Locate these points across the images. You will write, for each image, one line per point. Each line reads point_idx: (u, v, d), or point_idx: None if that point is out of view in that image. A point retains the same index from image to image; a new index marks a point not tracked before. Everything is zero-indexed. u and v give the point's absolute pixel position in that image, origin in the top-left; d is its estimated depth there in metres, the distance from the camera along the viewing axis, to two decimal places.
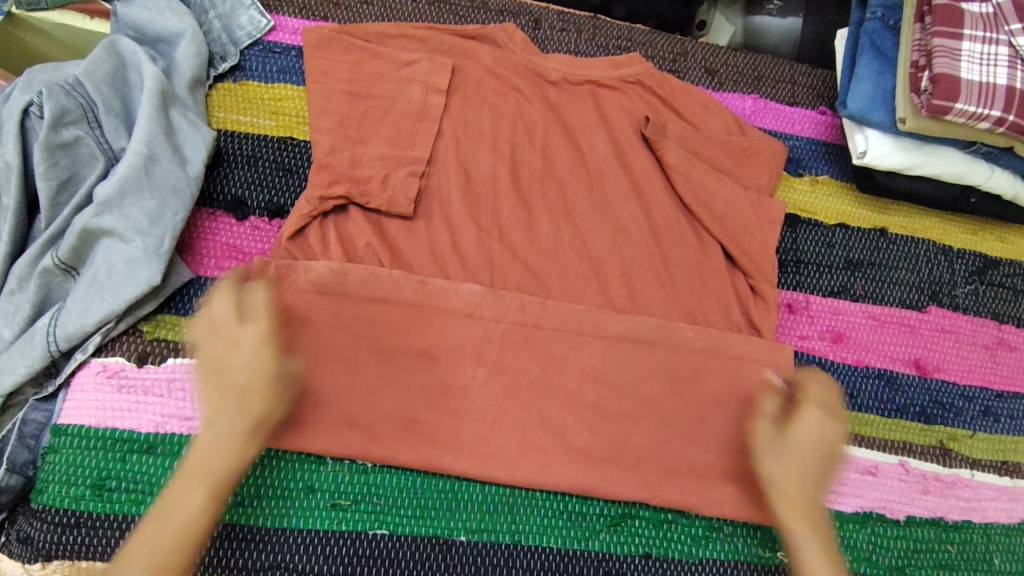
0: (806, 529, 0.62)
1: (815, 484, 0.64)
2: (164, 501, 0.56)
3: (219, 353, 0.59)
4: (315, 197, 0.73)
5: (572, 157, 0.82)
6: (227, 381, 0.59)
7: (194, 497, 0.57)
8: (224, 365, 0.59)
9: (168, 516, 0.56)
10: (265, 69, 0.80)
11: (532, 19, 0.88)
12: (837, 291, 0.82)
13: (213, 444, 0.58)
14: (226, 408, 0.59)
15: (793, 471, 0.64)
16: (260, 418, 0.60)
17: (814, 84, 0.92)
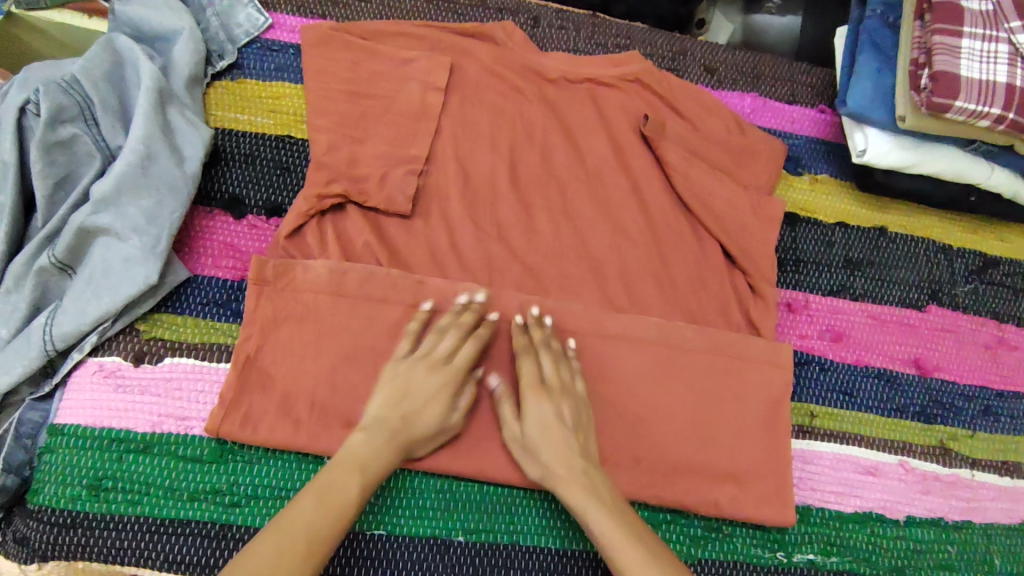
0: (586, 512, 0.62)
1: (596, 483, 0.64)
2: (327, 481, 0.59)
3: (420, 388, 0.65)
4: (313, 195, 0.72)
5: (572, 156, 0.81)
6: (419, 415, 0.65)
7: (348, 495, 0.59)
8: (425, 397, 0.65)
9: (329, 497, 0.58)
10: (262, 67, 0.80)
11: (530, 18, 0.88)
12: (837, 290, 0.82)
13: (367, 465, 0.61)
14: (386, 428, 0.63)
15: (555, 456, 0.65)
16: (411, 436, 0.65)
17: (813, 83, 0.91)
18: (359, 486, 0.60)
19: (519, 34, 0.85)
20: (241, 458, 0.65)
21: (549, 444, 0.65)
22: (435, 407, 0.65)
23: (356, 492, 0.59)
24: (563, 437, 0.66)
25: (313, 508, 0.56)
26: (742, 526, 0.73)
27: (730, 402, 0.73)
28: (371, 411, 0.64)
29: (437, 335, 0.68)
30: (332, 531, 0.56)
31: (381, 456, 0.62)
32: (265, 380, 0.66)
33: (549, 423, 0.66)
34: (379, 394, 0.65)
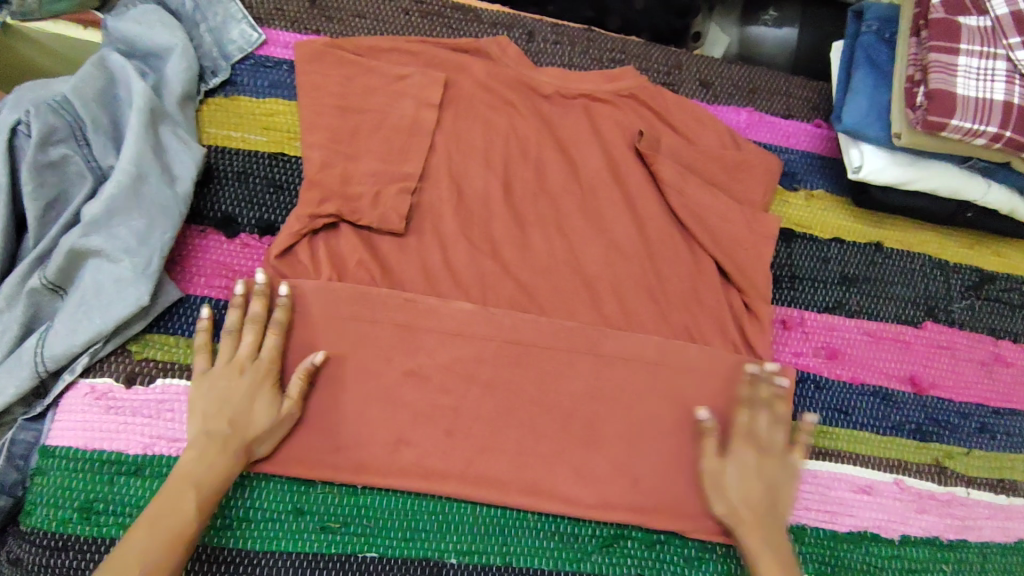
0: (759, 560, 0.66)
1: (772, 528, 0.68)
2: (159, 508, 0.59)
3: (232, 393, 0.64)
4: (305, 215, 0.72)
5: (566, 172, 0.81)
6: (246, 418, 0.64)
7: (179, 515, 0.59)
8: (227, 403, 0.64)
9: (165, 522, 0.59)
10: (256, 83, 0.80)
11: (525, 32, 0.88)
12: (832, 307, 0.82)
13: (202, 479, 0.61)
14: (205, 442, 0.62)
15: (736, 502, 0.68)
16: (233, 433, 0.64)
17: (809, 97, 0.91)
18: (195, 503, 0.60)
19: (513, 49, 0.84)
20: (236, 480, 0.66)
21: (746, 490, 0.68)
22: (265, 411, 0.65)
23: (192, 510, 0.60)
24: (761, 486, 0.69)
25: (144, 539, 0.57)
26: (735, 547, 0.73)
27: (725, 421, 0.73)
28: (200, 414, 0.63)
29: (231, 341, 0.66)
30: (165, 554, 0.57)
31: (216, 467, 0.62)
32: None
33: (749, 470, 0.69)
34: (201, 401, 0.64)
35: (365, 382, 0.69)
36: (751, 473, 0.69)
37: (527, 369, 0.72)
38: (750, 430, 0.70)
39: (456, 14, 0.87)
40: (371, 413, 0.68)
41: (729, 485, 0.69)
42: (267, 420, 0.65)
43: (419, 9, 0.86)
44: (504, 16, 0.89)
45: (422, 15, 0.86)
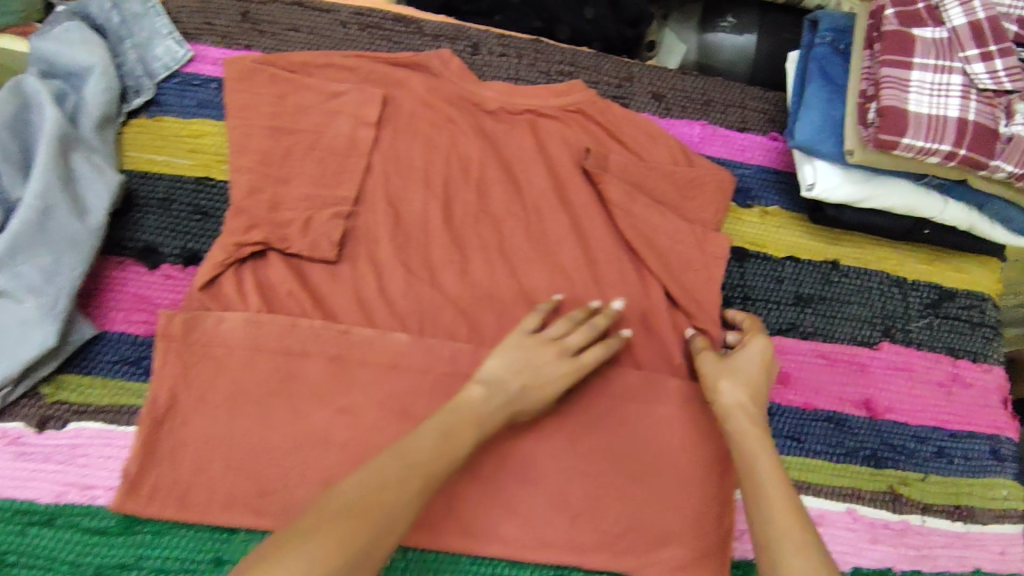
0: (754, 445, 0.62)
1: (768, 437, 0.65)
2: (454, 426, 0.62)
3: (549, 370, 0.66)
4: (231, 243, 0.69)
5: (510, 192, 0.78)
6: (535, 391, 0.66)
7: (460, 443, 0.61)
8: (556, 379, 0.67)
9: (455, 443, 0.61)
10: (183, 103, 0.76)
11: (470, 44, 0.84)
12: (786, 329, 0.79)
13: (480, 417, 0.63)
14: (501, 390, 0.65)
15: (742, 388, 0.66)
16: (507, 409, 0.65)
17: (765, 108, 0.88)
18: (472, 436, 0.62)
19: (455, 62, 0.81)
20: (151, 529, 0.64)
21: (751, 376, 0.68)
22: (544, 388, 0.66)
23: (466, 442, 0.62)
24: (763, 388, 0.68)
25: (430, 442, 0.60)
26: None
27: (668, 453, 0.71)
28: (488, 367, 0.66)
29: (569, 324, 0.69)
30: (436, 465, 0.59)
31: (489, 417, 0.64)
32: (175, 449, 0.64)
33: (760, 368, 0.69)
34: (503, 357, 0.66)
35: (293, 422, 0.66)
36: (759, 374, 0.68)
37: None
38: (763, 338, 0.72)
39: (396, 26, 0.83)
40: (298, 454, 0.66)
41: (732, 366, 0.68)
42: (537, 399, 0.67)
43: (357, 22, 0.82)
44: (447, 27, 0.85)
45: (360, 28, 0.82)
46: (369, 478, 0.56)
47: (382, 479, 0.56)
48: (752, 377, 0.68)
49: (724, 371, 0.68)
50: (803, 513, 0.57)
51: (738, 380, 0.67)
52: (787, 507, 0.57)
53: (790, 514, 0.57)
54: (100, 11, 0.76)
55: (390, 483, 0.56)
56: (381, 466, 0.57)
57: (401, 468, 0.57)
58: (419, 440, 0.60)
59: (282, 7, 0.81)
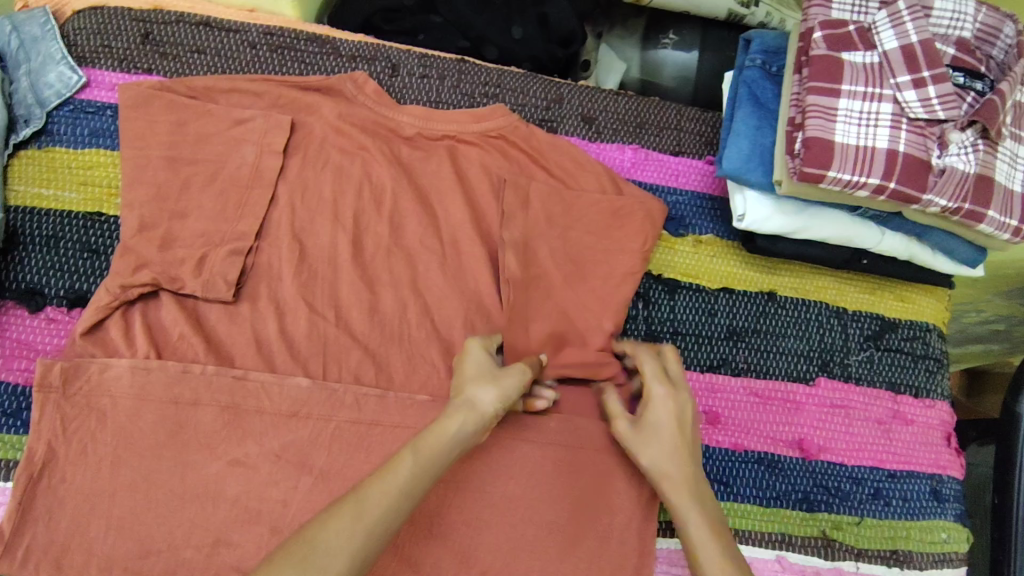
0: (689, 520, 0.61)
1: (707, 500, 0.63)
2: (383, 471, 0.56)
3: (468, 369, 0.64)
4: (117, 284, 0.65)
5: (424, 225, 0.74)
6: (466, 379, 0.63)
7: (400, 476, 0.56)
8: (485, 373, 0.63)
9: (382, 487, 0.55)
10: (74, 133, 0.72)
11: (389, 65, 0.80)
12: (717, 365, 0.76)
13: (418, 442, 0.58)
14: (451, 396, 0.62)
15: (663, 458, 0.63)
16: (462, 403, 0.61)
17: (702, 131, 0.84)
18: (411, 462, 0.57)
19: (371, 86, 0.76)
20: None
21: (666, 432, 0.64)
22: (472, 373, 0.63)
23: (409, 470, 0.56)
24: (684, 443, 0.64)
25: (409, 468, 0.56)
26: None
27: (585, 500, 0.68)
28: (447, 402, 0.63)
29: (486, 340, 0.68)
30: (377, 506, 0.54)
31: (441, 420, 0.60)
32: (51, 508, 0.61)
33: (678, 419, 0.65)
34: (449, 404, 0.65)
35: (181, 475, 0.62)
36: (674, 427, 0.64)
37: (369, 453, 0.65)
38: (664, 372, 0.67)
39: (310, 47, 0.79)
40: (187, 511, 0.62)
41: (647, 433, 0.64)
42: (483, 383, 0.62)
43: (267, 42, 0.78)
44: (365, 46, 0.80)
45: (271, 49, 0.78)
46: (355, 516, 0.53)
47: (368, 518, 0.53)
48: (669, 435, 0.64)
49: (642, 444, 0.64)
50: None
51: (658, 445, 0.64)
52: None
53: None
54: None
55: (369, 524, 0.53)
56: (369, 500, 0.54)
57: (387, 504, 0.54)
58: (398, 469, 0.56)
59: (186, 28, 0.77)
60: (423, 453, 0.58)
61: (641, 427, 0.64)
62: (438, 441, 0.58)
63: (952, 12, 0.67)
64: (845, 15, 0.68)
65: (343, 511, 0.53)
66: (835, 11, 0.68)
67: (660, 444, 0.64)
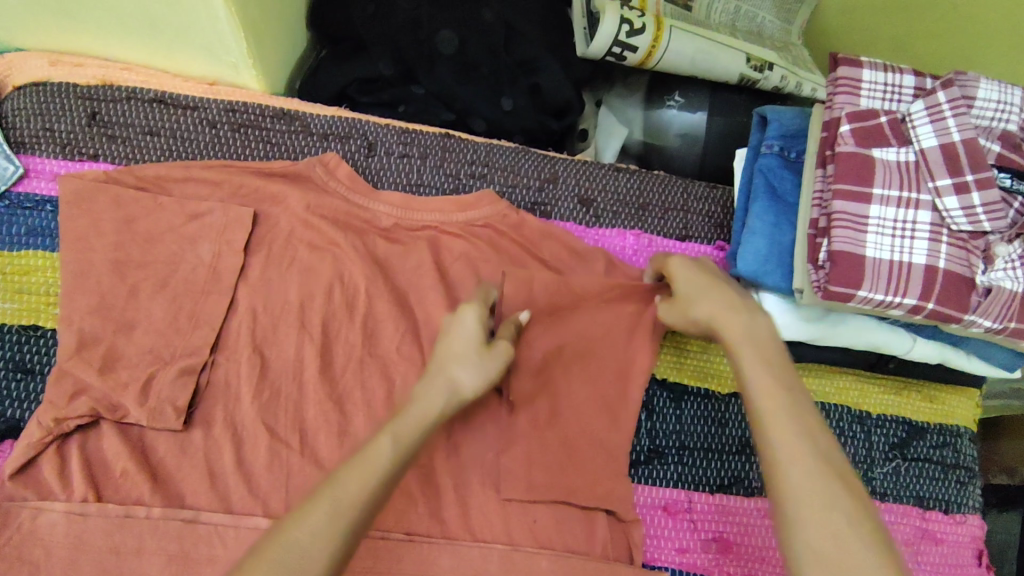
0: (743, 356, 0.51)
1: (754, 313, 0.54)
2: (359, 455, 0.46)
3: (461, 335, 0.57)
4: (49, 417, 0.58)
5: (402, 331, 0.66)
6: (454, 357, 0.55)
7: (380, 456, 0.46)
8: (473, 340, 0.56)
9: (360, 472, 0.45)
10: (8, 232, 0.64)
11: (365, 143, 0.72)
12: (728, 484, 0.69)
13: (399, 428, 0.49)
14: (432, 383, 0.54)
15: (706, 306, 0.56)
16: (450, 390, 0.54)
17: (711, 211, 0.76)
18: (391, 448, 0.47)
19: (342, 172, 0.69)
20: None
21: (695, 278, 0.58)
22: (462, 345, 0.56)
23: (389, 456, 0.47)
24: (715, 285, 0.57)
25: (389, 445, 0.47)
26: None
27: None
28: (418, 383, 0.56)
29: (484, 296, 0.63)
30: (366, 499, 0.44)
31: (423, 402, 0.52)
32: None
33: (701, 273, 0.59)
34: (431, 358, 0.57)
35: None
36: (703, 278, 0.58)
37: None
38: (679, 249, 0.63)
39: (277, 125, 0.71)
40: None
41: (679, 297, 0.59)
42: (468, 367, 0.55)
43: (229, 121, 0.71)
44: (338, 123, 0.73)
45: (233, 128, 0.71)
46: (334, 506, 0.43)
47: (345, 509, 0.43)
48: (699, 282, 0.58)
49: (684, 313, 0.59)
50: (807, 410, 0.47)
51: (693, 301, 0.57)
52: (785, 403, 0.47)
53: (788, 416, 0.46)
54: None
55: (351, 518, 0.43)
56: (345, 491, 0.44)
57: (363, 498, 0.44)
58: (375, 454, 0.47)
59: (137, 106, 0.69)
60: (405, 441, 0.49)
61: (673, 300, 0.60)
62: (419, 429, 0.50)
63: (997, 104, 0.58)
64: (875, 103, 0.61)
65: (319, 499, 0.43)
66: (865, 99, 0.61)
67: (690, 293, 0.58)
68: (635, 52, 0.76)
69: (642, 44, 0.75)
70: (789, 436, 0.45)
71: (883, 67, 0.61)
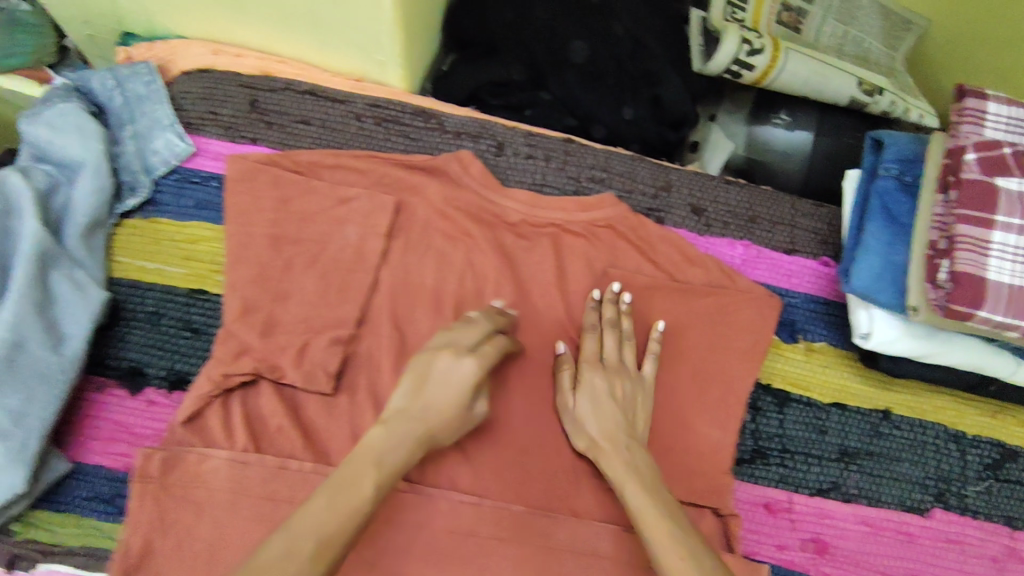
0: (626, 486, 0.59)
1: (634, 450, 0.63)
2: (338, 480, 0.50)
3: (445, 377, 0.59)
4: (217, 373, 0.64)
5: (526, 319, 0.71)
6: (434, 409, 0.58)
7: (361, 493, 0.50)
8: (463, 387, 0.59)
9: (346, 499, 0.49)
10: (180, 203, 0.71)
11: (494, 143, 0.78)
12: (827, 488, 0.71)
13: (382, 456, 0.53)
14: (406, 421, 0.56)
15: (603, 432, 0.64)
16: (426, 438, 0.56)
17: (817, 228, 0.79)
18: (377, 483, 0.51)
19: (476, 168, 0.74)
20: None
21: (600, 419, 0.64)
22: (449, 395, 0.58)
23: (373, 486, 0.51)
24: (616, 412, 0.65)
25: (375, 486, 0.51)
26: None
27: None
28: (395, 406, 0.58)
29: (462, 326, 0.63)
30: (340, 531, 0.48)
31: (404, 447, 0.55)
32: None
33: (599, 395, 0.65)
34: (404, 383, 0.59)
35: None
36: (605, 399, 0.65)
37: (464, 565, 0.62)
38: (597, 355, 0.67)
39: (415, 121, 0.77)
40: None
41: (581, 417, 0.65)
42: (447, 415, 0.58)
43: (373, 114, 0.76)
44: (471, 123, 0.78)
45: (376, 121, 0.76)
46: (288, 547, 0.45)
47: (308, 544, 0.46)
48: (603, 408, 0.65)
49: (598, 421, 0.64)
50: (692, 535, 0.55)
51: (592, 416, 0.65)
52: (658, 515, 0.56)
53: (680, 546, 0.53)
54: (103, 88, 0.73)
55: (312, 547, 0.46)
56: (301, 526, 0.46)
57: (344, 527, 0.48)
58: (364, 486, 0.50)
59: (293, 96, 0.75)
60: (390, 469, 0.53)
61: (567, 416, 0.66)
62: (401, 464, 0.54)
63: None
64: (998, 135, 0.64)
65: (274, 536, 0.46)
66: (989, 130, 0.64)
67: (589, 436, 0.65)
68: (752, 70, 0.80)
69: (760, 63, 0.79)
70: (671, 544, 0.54)
71: (1006, 101, 0.65)
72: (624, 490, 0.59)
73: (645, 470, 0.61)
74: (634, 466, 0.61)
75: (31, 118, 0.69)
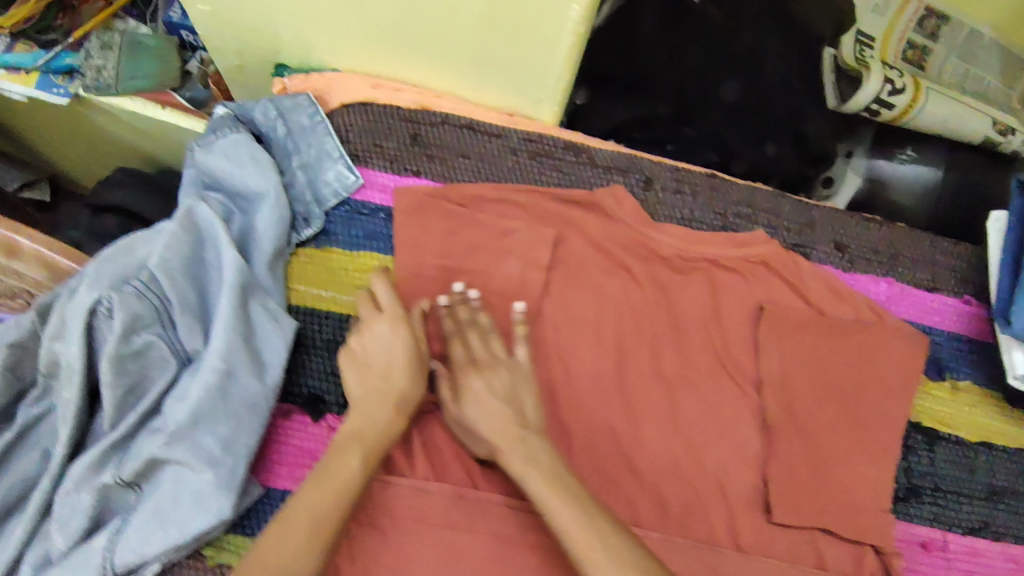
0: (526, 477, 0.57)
1: (531, 441, 0.59)
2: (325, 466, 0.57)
3: (375, 340, 0.64)
4: None
5: (681, 353, 0.73)
6: (394, 371, 0.63)
7: (345, 477, 0.57)
8: (398, 339, 0.64)
9: (329, 480, 0.56)
10: (350, 233, 0.74)
11: (643, 178, 0.78)
12: (978, 527, 0.73)
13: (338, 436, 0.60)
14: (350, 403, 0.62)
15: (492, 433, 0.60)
16: (399, 398, 0.63)
17: (955, 265, 0.80)
18: (360, 462, 0.58)
19: (631, 203, 0.76)
20: None
21: (487, 421, 0.61)
22: (393, 354, 0.63)
23: (358, 471, 0.57)
24: (501, 406, 0.61)
25: (360, 460, 0.58)
26: None
27: None
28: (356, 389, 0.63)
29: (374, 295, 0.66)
30: (329, 513, 0.55)
31: (377, 420, 0.61)
32: None
33: (481, 398, 0.62)
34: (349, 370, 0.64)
35: None
36: (494, 402, 0.62)
37: None
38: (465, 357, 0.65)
39: (567, 155, 0.78)
40: None
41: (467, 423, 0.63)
42: (396, 370, 0.63)
43: (527, 149, 0.78)
44: (620, 157, 0.79)
45: (530, 155, 0.78)
46: (285, 527, 0.53)
47: (316, 528, 0.54)
48: (490, 412, 0.61)
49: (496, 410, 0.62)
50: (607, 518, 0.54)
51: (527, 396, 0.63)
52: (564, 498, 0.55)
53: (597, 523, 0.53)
54: (268, 120, 0.75)
55: (309, 527, 0.53)
56: (295, 510, 0.54)
57: (331, 503, 0.55)
58: (350, 465, 0.58)
59: (452, 130, 0.77)
60: (368, 444, 0.59)
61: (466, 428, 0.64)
62: (381, 439, 0.61)
63: None
64: None
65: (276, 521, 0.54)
66: None
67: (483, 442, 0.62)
68: (892, 109, 0.83)
69: (899, 103, 0.83)
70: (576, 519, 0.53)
71: None
72: (526, 483, 0.57)
73: (550, 463, 0.58)
74: (534, 458, 0.58)
75: (206, 149, 0.72)
